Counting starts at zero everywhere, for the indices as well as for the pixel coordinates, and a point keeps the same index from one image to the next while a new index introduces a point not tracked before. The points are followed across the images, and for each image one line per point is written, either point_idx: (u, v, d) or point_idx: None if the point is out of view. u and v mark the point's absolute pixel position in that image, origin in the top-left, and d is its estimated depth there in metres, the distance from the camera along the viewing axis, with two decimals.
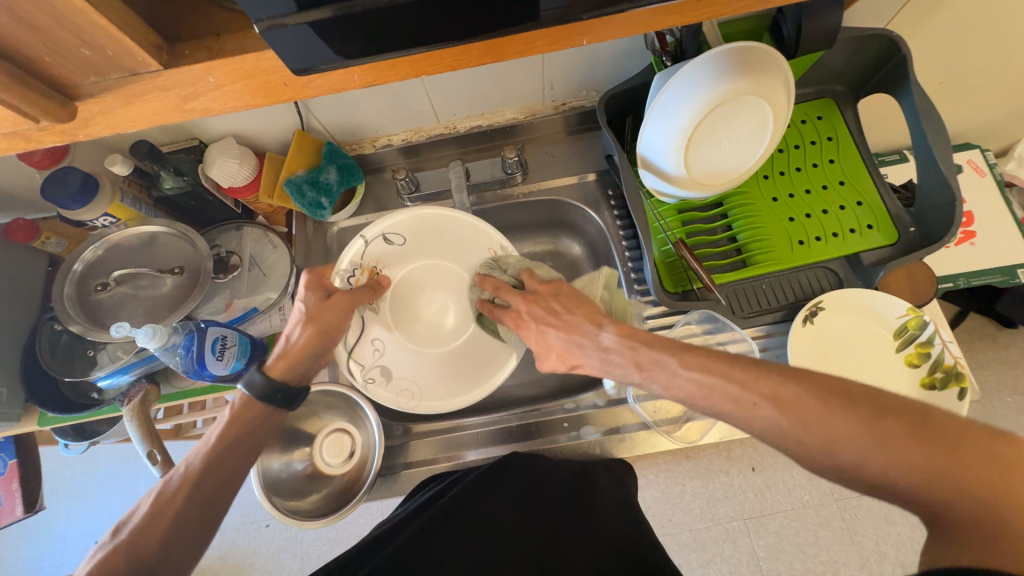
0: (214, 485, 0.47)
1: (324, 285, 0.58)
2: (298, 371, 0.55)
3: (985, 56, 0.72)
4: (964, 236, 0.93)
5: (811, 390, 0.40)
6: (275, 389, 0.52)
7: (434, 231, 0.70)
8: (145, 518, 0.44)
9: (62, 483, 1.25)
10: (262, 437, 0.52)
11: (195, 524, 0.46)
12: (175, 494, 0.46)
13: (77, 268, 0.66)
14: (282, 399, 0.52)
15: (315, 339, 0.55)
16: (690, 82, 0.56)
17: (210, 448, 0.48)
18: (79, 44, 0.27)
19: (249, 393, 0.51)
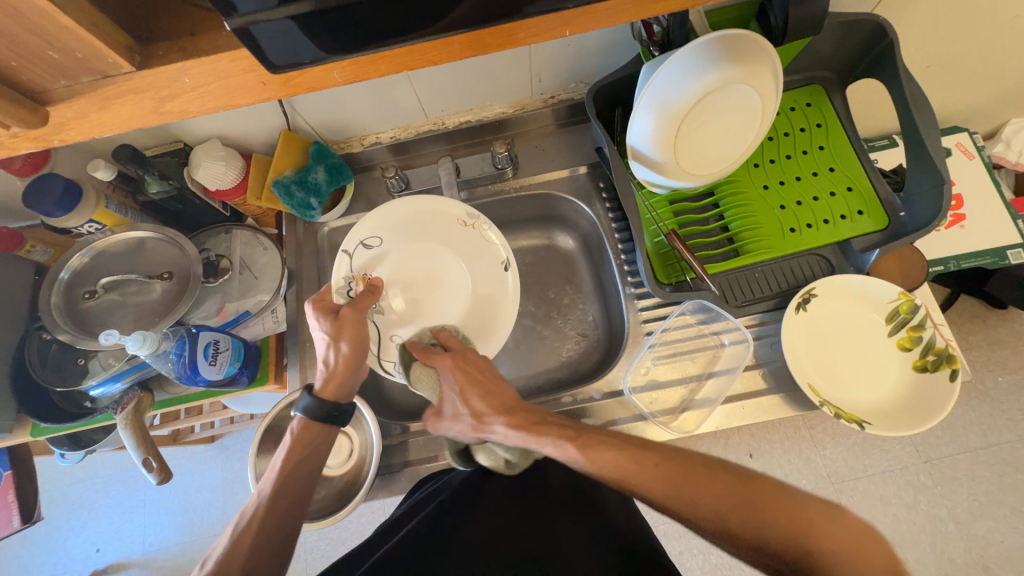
0: (285, 508, 0.50)
1: (327, 306, 0.58)
2: (348, 387, 0.57)
3: (971, 38, 0.72)
4: (953, 219, 0.93)
5: (692, 460, 0.43)
6: (330, 409, 0.55)
7: (412, 220, 0.70)
8: (227, 549, 0.46)
9: (61, 492, 1.24)
10: (320, 460, 0.54)
11: (276, 545, 0.48)
12: (249, 523, 0.48)
13: (64, 277, 0.65)
14: (338, 417, 0.55)
15: (352, 356, 0.56)
16: (678, 72, 0.56)
17: (278, 472, 0.51)
18: (46, 47, 0.27)
19: (306, 417, 0.54)
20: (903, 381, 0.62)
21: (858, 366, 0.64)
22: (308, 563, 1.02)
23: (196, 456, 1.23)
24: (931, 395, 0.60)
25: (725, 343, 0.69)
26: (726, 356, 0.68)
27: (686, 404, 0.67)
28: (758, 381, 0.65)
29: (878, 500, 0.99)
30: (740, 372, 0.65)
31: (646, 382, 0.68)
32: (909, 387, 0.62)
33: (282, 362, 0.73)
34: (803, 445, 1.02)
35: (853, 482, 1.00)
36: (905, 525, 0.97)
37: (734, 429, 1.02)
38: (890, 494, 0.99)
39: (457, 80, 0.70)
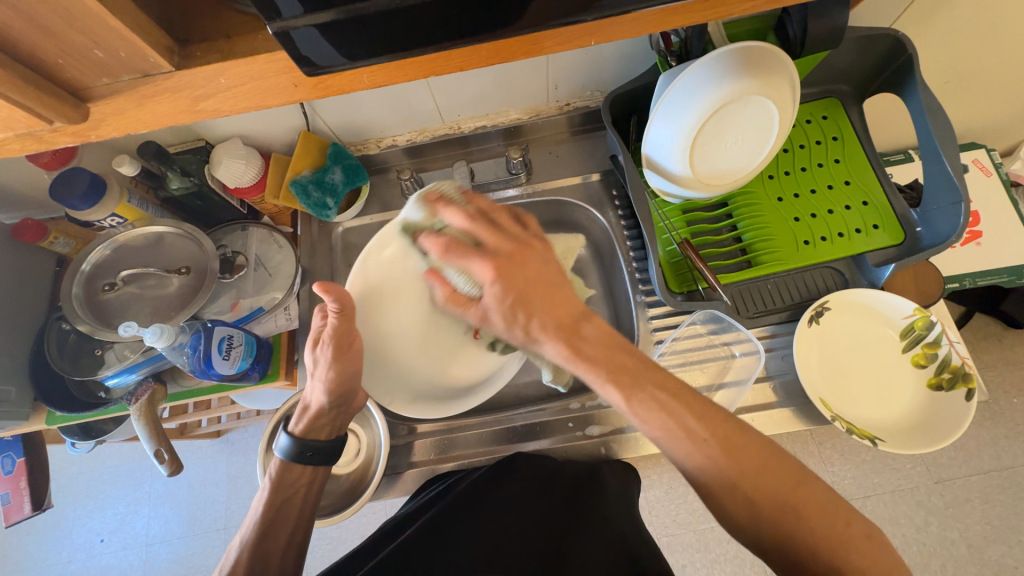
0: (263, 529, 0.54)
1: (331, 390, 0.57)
2: (323, 427, 0.60)
3: (991, 55, 0.72)
4: (970, 236, 0.92)
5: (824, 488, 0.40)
6: (305, 448, 0.57)
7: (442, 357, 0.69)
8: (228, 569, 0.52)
9: (69, 481, 1.26)
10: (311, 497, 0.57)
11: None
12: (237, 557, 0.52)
13: (85, 268, 0.66)
14: (314, 456, 0.58)
15: (329, 406, 0.59)
16: (694, 82, 0.56)
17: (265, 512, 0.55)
18: (91, 47, 0.28)
19: (284, 457, 0.57)
20: (916, 399, 0.61)
21: (871, 382, 0.63)
22: (307, 564, 1.01)
23: (202, 451, 1.24)
24: (944, 414, 0.59)
25: (736, 354, 0.68)
26: (736, 367, 0.67)
27: None
28: (768, 394, 0.65)
29: (888, 520, 0.97)
30: (750, 385, 0.64)
31: None
32: (921, 406, 0.61)
33: (293, 359, 0.74)
34: (811, 460, 1.00)
35: (863, 501, 0.98)
36: (916, 546, 0.95)
37: None
38: (900, 514, 0.97)
39: (475, 85, 0.71)
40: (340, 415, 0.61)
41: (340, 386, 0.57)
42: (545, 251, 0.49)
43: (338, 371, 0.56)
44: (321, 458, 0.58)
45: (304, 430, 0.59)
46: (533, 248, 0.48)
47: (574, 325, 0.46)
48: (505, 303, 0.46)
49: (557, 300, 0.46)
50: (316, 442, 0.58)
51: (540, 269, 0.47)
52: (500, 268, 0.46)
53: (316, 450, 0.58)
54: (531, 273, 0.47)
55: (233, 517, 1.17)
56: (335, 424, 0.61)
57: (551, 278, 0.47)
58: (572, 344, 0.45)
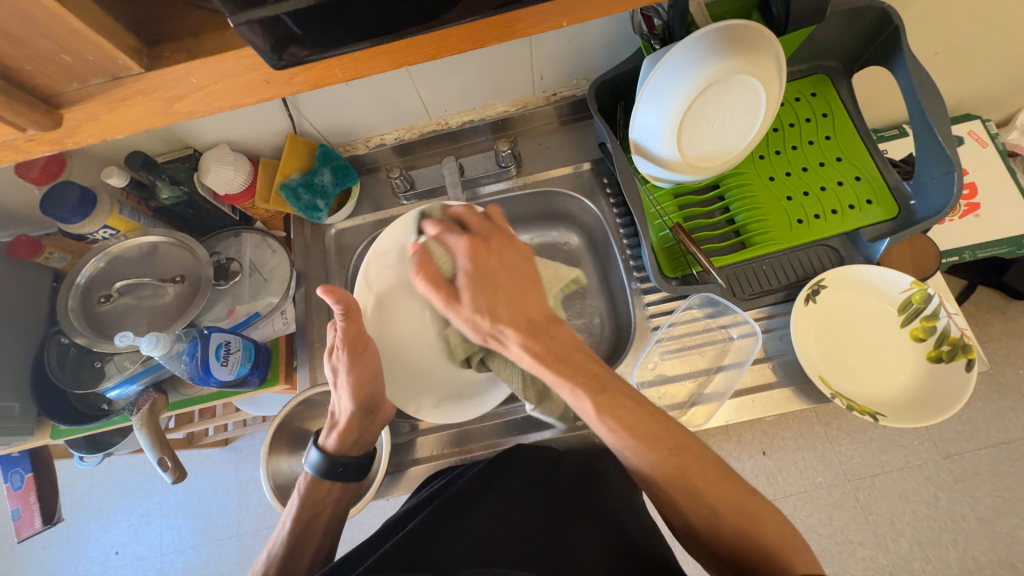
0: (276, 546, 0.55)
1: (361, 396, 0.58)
2: (353, 441, 0.60)
3: (980, 24, 0.71)
4: (967, 208, 0.91)
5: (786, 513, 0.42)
6: (335, 464, 0.58)
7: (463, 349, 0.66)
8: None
9: (80, 495, 1.27)
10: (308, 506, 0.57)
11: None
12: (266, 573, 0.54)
13: (80, 281, 0.66)
14: (343, 473, 0.58)
15: (357, 417, 0.59)
16: (678, 65, 0.56)
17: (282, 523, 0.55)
18: (59, 51, 0.28)
19: (314, 474, 0.58)
20: (917, 372, 0.61)
21: (871, 358, 0.63)
22: None
23: (210, 460, 1.25)
24: (946, 387, 0.59)
25: (733, 337, 0.68)
26: (735, 349, 0.67)
27: (695, 398, 0.67)
28: (768, 374, 0.65)
29: (897, 497, 0.97)
30: (748, 366, 0.64)
31: (653, 376, 0.68)
32: (923, 380, 0.60)
33: (293, 363, 0.74)
34: (817, 441, 1.00)
35: (871, 479, 0.98)
36: (926, 522, 0.95)
37: (746, 427, 1.02)
38: (909, 491, 0.97)
39: (459, 79, 0.70)
40: (367, 427, 0.60)
41: (363, 393, 0.57)
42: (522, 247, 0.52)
43: (358, 375, 0.57)
44: (350, 474, 0.59)
45: (335, 445, 0.59)
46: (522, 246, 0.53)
47: (553, 332, 0.48)
48: (472, 283, 0.49)
49: (530, 289, 0.50)
50: (346, 459, 0.59)
51: (519, 254, 0.51)
52: (484, 246, 0.51)
53: (346, 466, 0.59)
54: (513, 266, 0.51)
55: (245, 523, 1.18)
56: (363, 438, 0.61)
57: (527, 277, 0.50)
58: (541, 343, 0.47)
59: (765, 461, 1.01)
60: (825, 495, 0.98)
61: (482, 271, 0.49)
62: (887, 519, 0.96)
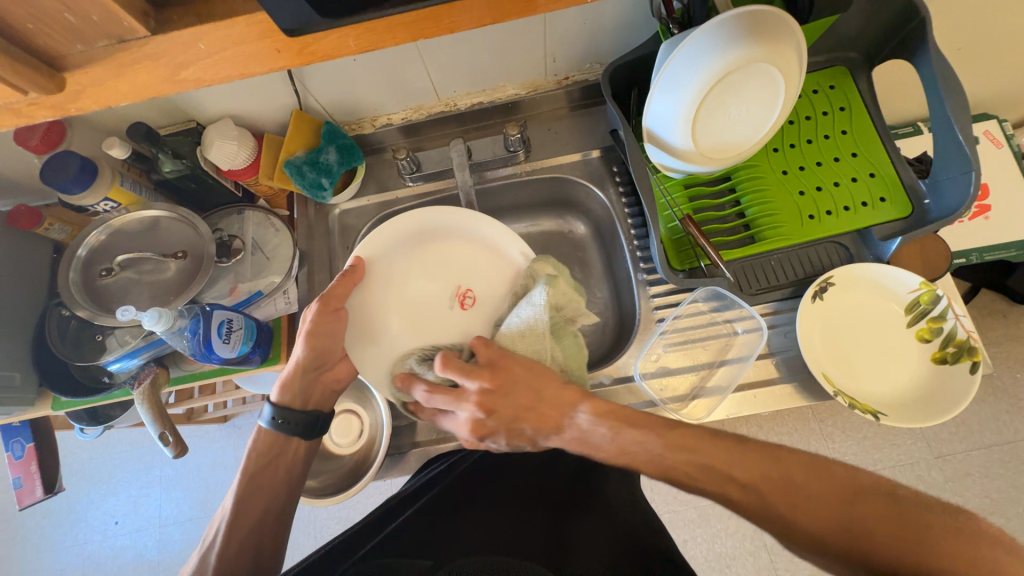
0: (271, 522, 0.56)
1: (316, 341, 0.57)
2: (302, 395, 0.60)
3: (1007, 19, 0.69)
4: (978, 210, 0.90)
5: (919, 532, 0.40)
6: (278, 415, 0.58)
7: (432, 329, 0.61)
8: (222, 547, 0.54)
9: (81, 466, 1.28)
10: None
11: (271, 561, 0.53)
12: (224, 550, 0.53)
13: (81, 253, 0.66)
14: (283, 424, 0.58)
15: (308, 359, 0.58)
16: (698, 51, 0.54)
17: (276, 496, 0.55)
18: (62, 10, 0.27)
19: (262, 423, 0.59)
20: (920, 373, 0.61)
21: (874, 357, 0.62)
22: (316, 542, 1.04)
23: (209, 436, 1.26)
24: (950, 388, 0.58)
25: (737, 332, 0.67)
26: (738, 344, 0.67)
27: (696, 392, 0.67)
28: (770, 369, 0.65)
29: None
30: (752, 361, 0.64)
31: (655, 368, 0.68)
32: (926, 381, 0.60)
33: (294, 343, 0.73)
34: (812, 437, 1.01)
35: None
36: None
37: (742, 421, 1.03)
38: None
39: (471, 59, 0.68)
40: (313, 384, 0.60)
41: (318, 341, 0.57)
42: (523, 373, 0.51)
43: (317, 330, 0.57)
44: (294, 427, 0.58)
45: (281, 397, 0.59)
46: (509, 372, 0.51)
47: (573, 423, 0.51)
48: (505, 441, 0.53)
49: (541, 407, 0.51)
50: (289, 411, 0.59)
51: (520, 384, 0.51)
52: (482, 417, 0.51)
53: (288, 419, 0.59)
54: (518, 406, 0.51)
55: None
56: (309, 393, 0.60)
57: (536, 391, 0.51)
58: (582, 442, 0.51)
59: None
60: None
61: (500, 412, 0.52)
62: None
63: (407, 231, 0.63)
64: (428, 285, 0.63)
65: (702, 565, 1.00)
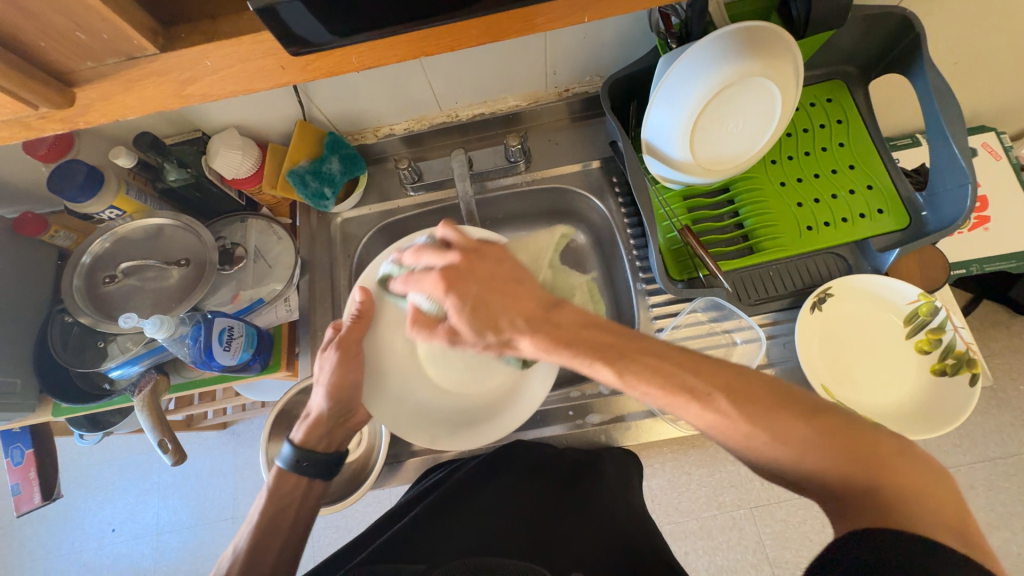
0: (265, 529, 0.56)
1: (338, 389, 0.58)
2: (325, 438, 0.59)
3: (1001, 35, 0.70)
4: (978, 221, 0.91)
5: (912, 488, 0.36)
6: (303, 458, 0.57)
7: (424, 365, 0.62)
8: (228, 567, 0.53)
9: (79, 472, 1.28)
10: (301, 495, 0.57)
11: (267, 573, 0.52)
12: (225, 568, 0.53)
13: (85, 260, 0.66)
14: (307, 467, 0.57)
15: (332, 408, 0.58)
16: (694, 66, 0.55)
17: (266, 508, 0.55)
18: (73, 29, 0.27)
19: (284, 465, 0.57)
20: (920, 384, 0.61)
21: (874, 368, 0.62)
22: (313, 551, 1.03)
23: (208, 443, 1.26)
24: (950, 398, 0.58)
25: (737, 342, 0.67)
26: (738, 354, 0.67)
27: None
28: None
29: None
30: None
31: None
32: (926, 392, 0.60)
33: (294, 351, 0.73)
34: None
35: None
36: None
37: None
38: None
39: (472, 71, 0.70)
40: (337, 425, 0.60)
41: (340, 389, 0.58)
42: (500, 251, 0.52)
43: (340, 376, 0.58)
44: (318, 470, 0.57)
45: (304, 438, 0.58)
46: (490, 248, 0.52)
47: (554, 323, 0.47)
48: (464, 312, 0.48)
49: (515, 301, 0.48)
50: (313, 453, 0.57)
51: (499, 257, 0.51)
52: (456, 268, 0.50)
53: (313, 462, 0.57)
54: (483, 277, 0.50)
55: (240, 507, 1.19)
56: (333, 436, 0.60)
57: (514, 279, 0.50)
58: (550, 336, 0.46)
59: None
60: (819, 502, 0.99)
61: (473, 272, 0.50)
62: None
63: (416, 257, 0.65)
64: None
65: None
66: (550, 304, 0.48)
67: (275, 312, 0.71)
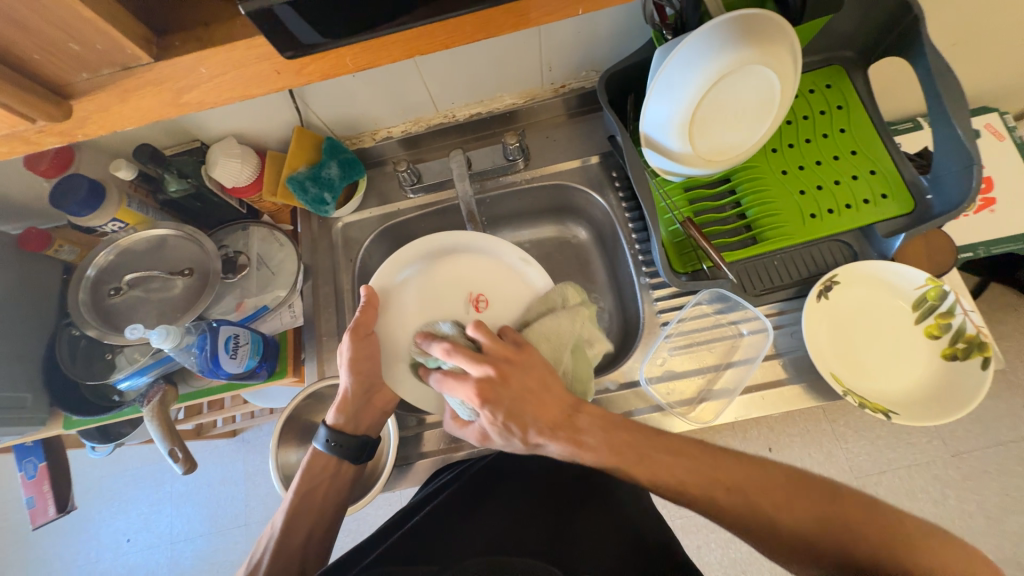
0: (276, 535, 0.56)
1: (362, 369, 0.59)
2: (355, 419, 0.61)
3: (1001, 13, 0.69)
4: (984, 203, 0.90)
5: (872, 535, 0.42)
6: (334, 439, 0.59)
7: None
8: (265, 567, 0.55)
9: (92, 484, 1.29)
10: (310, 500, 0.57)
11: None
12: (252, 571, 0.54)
13: (90, 274, 0.67)
14: (338, 448, 0.59)
15: (358, 390, 0.59)
16: (691, 57, 0.55)
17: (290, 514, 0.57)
18: (68, 40, 0.27)
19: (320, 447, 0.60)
20: (930, 370, 0.60)
21: (883, 355, 0.62)
22: None
23: (218, 451, 1.27)
24: (961, 384, 0.58)
25: (743, 333, 0.67)
26: (745, 345, 0.67)
27: (704, 394, 0.66)
28: (777, 370, 0.64)
29: (904, 494, 0.96)
30: (759, 363, 0.63)
31: (662, 372, 0.67)
32: (937, 377, 0.60)
33: (300, 357, 0.74)
34: (824, 438, 1.00)
35: (878, 477, 0.98)
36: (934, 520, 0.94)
37: (752, 423, 1.02)
38: (916, 489, 0.96)
39: (467, 71, 0.69)
40: (364, 407, 0.61)
41: (361, 370, 0.59)
42: (539, 360, 0.53)
43: (358, 357, 0.58)
44: (348, 451, 0.59)
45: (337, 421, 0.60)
46: (519, 358, 0.52)
47: (574, 423, 0.51)
48: (498, 428, 0.51)
49: (548, 412, 0.51)
50: (342, 435, 0.59)
51: (538, 365, 0.52)
52: (492, 383, 0.50)
53: (342, 442, 0.59)
54: (513, 390, 0.50)
55: (252, 513, 1.20)
56: (360, 418, 0.61)
57: (547, 383, 0.52)
58: (573, 440, 0.50)
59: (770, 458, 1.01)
60: None
61: (511, 384, 0.50)
62: None
63: (422, 247, 0.68)
64: (437, 301, 0.66)
65: (716, 571, 0.99)
66: (575, 410, 0.52)
67: (284, 317, 0.72)
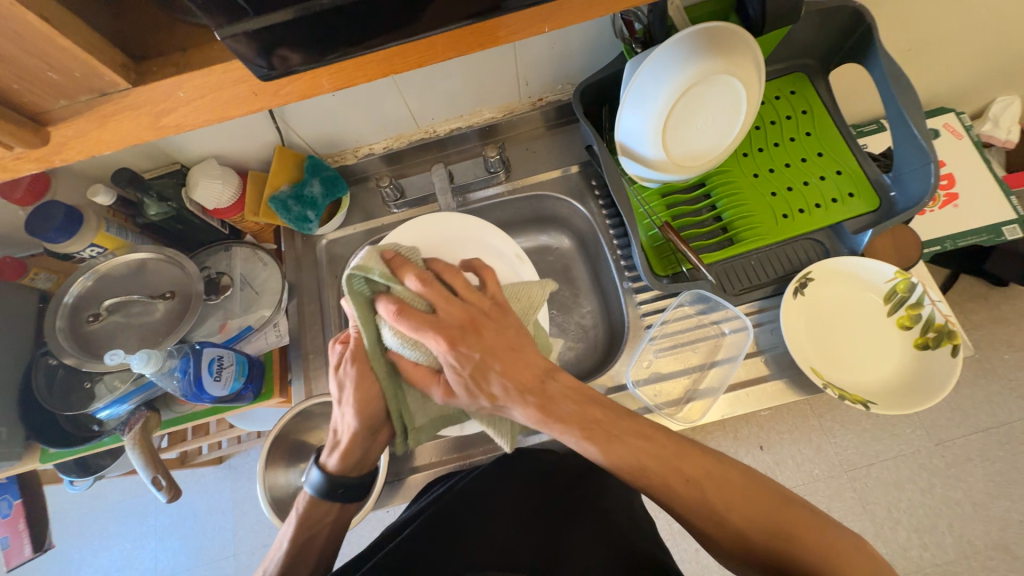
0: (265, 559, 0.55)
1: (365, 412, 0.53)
2: (355, 461, 0.57)
3: (948, 19, 0.74)
4: (947, 198, 0.94)
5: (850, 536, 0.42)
6: (337, 484, 0.55)
7: None
8: None
9: (72, 521, 1.24)
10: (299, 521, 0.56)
11: None
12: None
13: (67, 301, 0.65)
14: (343, 493, 0.56)
15: (361, 435, 0.54)
16: (658, 70, 0.57)
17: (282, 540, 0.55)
18: (45, 69, 0.28)
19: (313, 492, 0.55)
20: (904, 360, 0.62)
21: (858, 347, 0.64)
22: None
23: (204, 480, 1.23)
24: (933, 372, 0.60)
25: (725, 332, 0.69)
26: (727, 344, 0.68)
27: (691, 394, 0.67)
28: (760, 367, 0.66)
29: (892, 486, 0.98)
30: (741, 361, 0.65)
31: (648, 374, 0.68)
32: (911, 367, 0.62)
33: (287, 376, 0.73)
34: (813, 433, 1.02)
35: (866, 469, 1.00)
36: (922, 509, 0.96)
37: (742, 421, 1.04)
38: (903, 479, 0.98)
39: (445, 87, 0.71)
40: (371, 446, 0.56)
41: (366, 412, 0.53)
42: (504, 321, 0.53)
43: (363, 396, 0.53)
44: (352, 494, 0.56)
45: (338, 465, 0.56)
46: (488, 317, 0.52)
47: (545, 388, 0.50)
48: (462, 374, 0.49)
49: (519, 368, 0.50)
50: (346, 480, 0.56)
51: (507, 327, 0.52)
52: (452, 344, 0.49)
53: (348, 487, 0.56)
54: (490, 341, 0.50)
55: (242, 542, 1.16)
56: (364, 461, 0.57)
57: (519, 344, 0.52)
58: (542, 407, 0.49)
59: (762, 456, 1.02)
60: (822, 487, 1.00)
61: (478, 337, 0.50)
62: (884, 507, 0.97)
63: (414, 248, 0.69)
64: None
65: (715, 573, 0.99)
66: (549, 376, 0.51)
67: (267, 337, 0.71)
